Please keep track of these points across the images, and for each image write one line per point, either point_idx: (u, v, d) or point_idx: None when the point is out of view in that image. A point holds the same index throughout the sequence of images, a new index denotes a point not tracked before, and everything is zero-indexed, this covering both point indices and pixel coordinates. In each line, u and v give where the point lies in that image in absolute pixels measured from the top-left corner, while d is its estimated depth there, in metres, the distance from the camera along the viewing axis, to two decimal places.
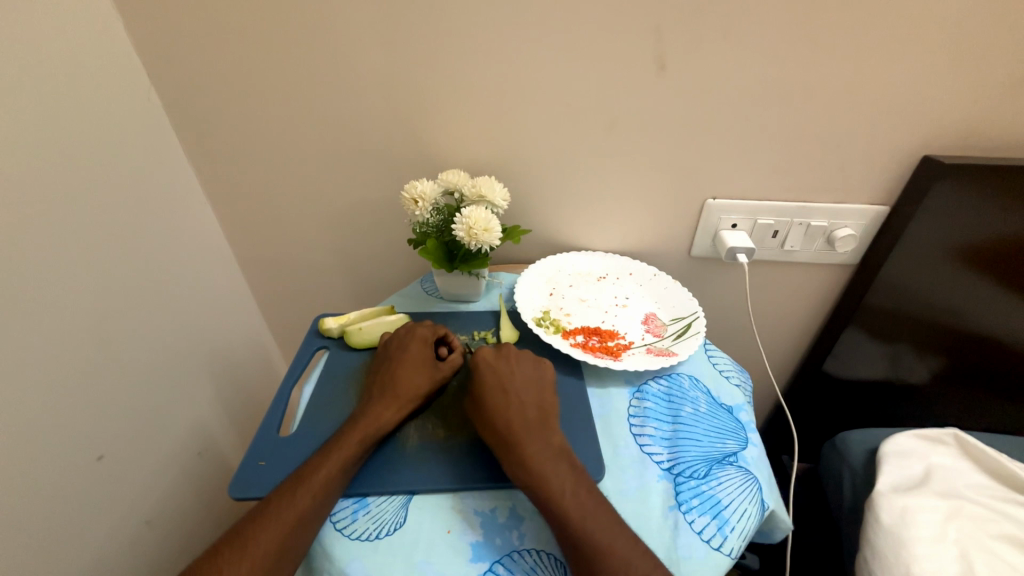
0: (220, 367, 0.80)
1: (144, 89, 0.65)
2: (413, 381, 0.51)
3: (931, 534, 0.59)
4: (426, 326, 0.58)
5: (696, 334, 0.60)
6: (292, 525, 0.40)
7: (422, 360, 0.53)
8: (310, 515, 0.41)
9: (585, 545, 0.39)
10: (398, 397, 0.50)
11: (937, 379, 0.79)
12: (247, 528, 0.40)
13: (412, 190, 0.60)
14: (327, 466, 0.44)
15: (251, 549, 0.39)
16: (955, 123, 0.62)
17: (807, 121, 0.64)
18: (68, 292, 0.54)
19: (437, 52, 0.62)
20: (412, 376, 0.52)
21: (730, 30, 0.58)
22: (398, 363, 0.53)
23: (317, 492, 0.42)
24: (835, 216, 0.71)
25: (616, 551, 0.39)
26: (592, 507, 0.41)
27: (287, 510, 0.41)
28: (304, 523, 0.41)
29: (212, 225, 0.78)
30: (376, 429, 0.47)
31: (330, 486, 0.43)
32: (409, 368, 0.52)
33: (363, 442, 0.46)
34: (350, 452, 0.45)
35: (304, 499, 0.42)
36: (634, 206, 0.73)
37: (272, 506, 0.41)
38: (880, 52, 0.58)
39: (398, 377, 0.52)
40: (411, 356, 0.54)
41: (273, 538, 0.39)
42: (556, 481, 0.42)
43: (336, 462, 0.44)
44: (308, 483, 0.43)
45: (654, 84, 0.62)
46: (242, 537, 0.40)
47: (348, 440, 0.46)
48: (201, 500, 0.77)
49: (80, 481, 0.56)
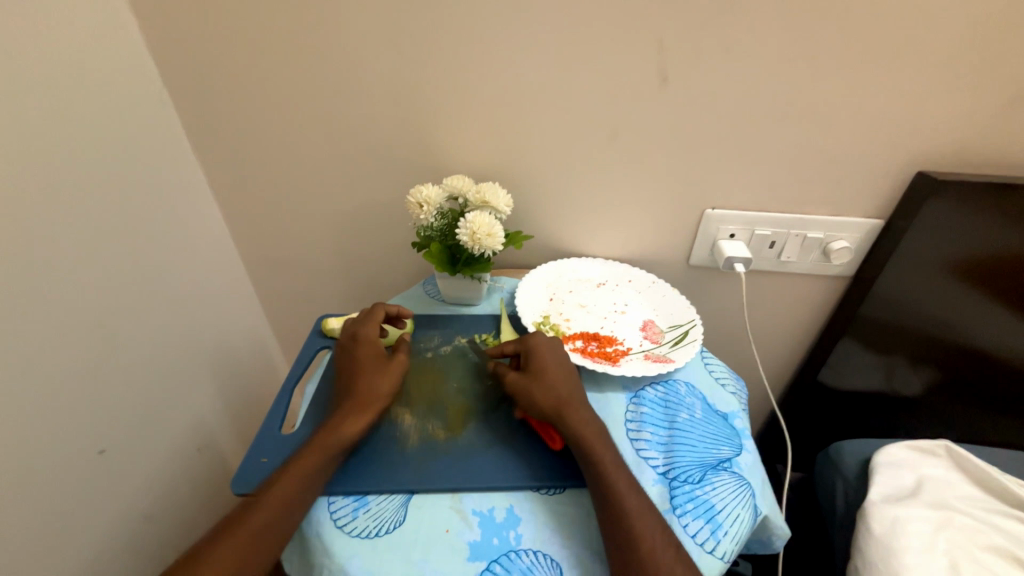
0: (222, 365, 0.81)
1: (155, 88, 0.66)
2: (371, 388, 0.51)
3: (920, 544, 0.60)
4: (370, 325, 0.59)
5: (694, 342, 0.62)
6: (252, 541, 0.41)
7: (375, 364, 0.54)
8: (270, 531, 0.42)
9: (619, 546, 0.40)
10: (357, 406, 0.50)
11: (930, 392, 0.80)
12: (207, 545, 0.41)
13: (417, 194, 0.61)
14: (287, 480, 0.44)
15: (212, 569, 0.39)
16: (947, 141, 0.63)
17: (804, 134, 0.65)
18: (73, 287, 0.55)
19: (443, 61, 0.64)
20: (368, 381, 0.52)
21: (729, 46, 0.59)
22: (352, 371, 0.54)
23: (278, 508, 0.42)
24: (831, 229, 0.72)
25: (636, 548, 0.40)
26: (608, 502, 0.42)
27: (247, 525, 0.41)
28: (265, 539, 0.41)
29: (218, 224, 0.79)
30: (339, 440, 0.47)
31: (291, 500, 0.43)
32: (366, 374, 0.52)
33: (325, 454, 0.46)
34: (311, 464, 0.45)
35: (262, 514, 0.42)
36: (635, 214, 0.75)
37: (232, 524, 0.42)
38: (875, 70, 0.60)
39: (355, 383, 0.52)
40: (364, 362, 0.54)
41: (233, 555, 0.40)
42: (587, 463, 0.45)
43: (297, 474, 0.44)
44: (269, 498, 0.43)
45: (655, 96, 0.64)
46: (204, 556, 0.40)
47: (310, 452, 0.46)
48: (200, 496, 0.77)
49: (81, 474, 0.56)
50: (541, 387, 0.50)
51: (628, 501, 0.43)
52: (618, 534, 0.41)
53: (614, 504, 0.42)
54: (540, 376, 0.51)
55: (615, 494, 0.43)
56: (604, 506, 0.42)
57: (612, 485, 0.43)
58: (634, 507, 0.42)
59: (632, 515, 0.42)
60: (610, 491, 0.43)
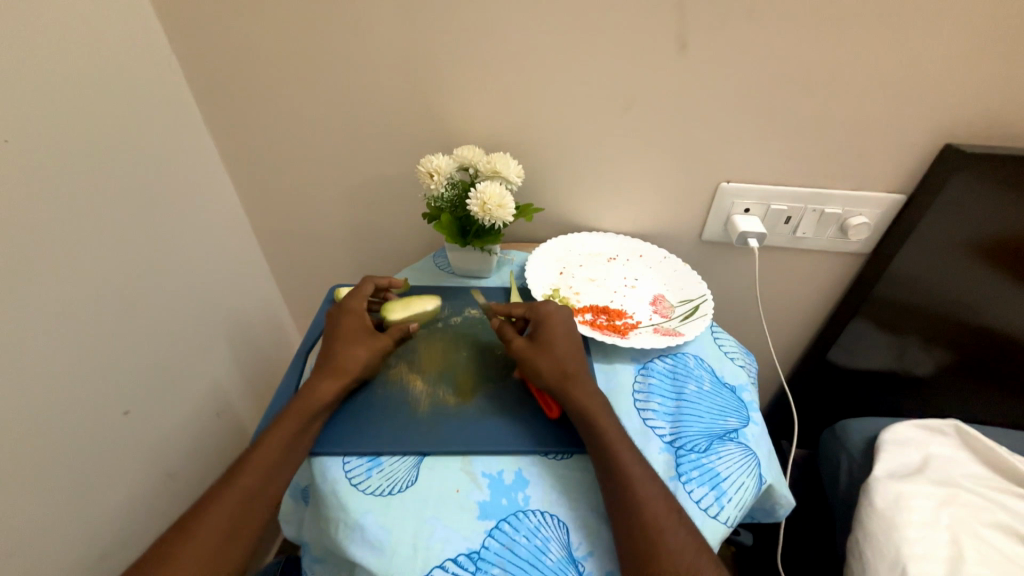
0: (237, 334, 0.83)
1: (165, 55, 0.65)
2: (346, 358, 0.51)
3: (923, 518, 0.60)
4: (358, 295, 0.57)
5: (704, 316, 0.61)
6: (240, 503, 0.42)
7: (357, 335, 0.53)
8: (254, 493, 0.43)
9: (626, 510, 0.41)
10: (331, 374, 0.50)
11: (943, 373, 0.79)
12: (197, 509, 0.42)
13: (428, 164, 0.61)
14: (268, 443, 0.45)
15: (195, 527, 0.41)
16: (979, 113, 0.61)
17: (827, 104, 0.63)
18: (91, 254, 0.56)
19: (455, 26, 0.62)
20: (346, 350, 0.52)
21: (754, 10, 0.57)
22: (333, 339, 0.53)
23: (259, 472, 0.44)
24: (850, 204, 0.70)
25: (642, 511, 0.41)
26: (616, 467, 0.43)
27: (234, 487, 0.43)
28: (252, 501, 0.43)
29: (230, 195, 0.79)
30: (314, 404, 0.48)
31: (271, 464, 0.45)
32: (343, 344, 0.52)
33: (300, 419, 0.47)
34: (288, 429, 0.46)
35: (245, 479, 0.44)
36: (648, 188, 0.74)
37: (218, 487, 0.44)
38: (908, 36, 0.57)
39: (332, 351, 0.52)
40: (344, 331, 0.53)
41: (221, 517, 0.41)
42: (593, 428, 0.46)
43: (275, 439, 0.46)
44: (250, 463, 0.44)
45: (673, 64, 0.62)
46: (190, 515, 0.42)
47: (288, 418, 0.47)
48: (219, 459, 0.81)
49: (108, 435, 0.59)
50: (544, 356, 0.50)
51: (633, 468, 0.43)
52: (624, 495, 0.42)
53: (620, 469, 0.43)
54: (549, 347, 0.51)
55: (621, 460, 0.44)
56: (606, 471, 0.43)
57: (617, 453, 0.44)
58: (638, 472, 0.43)
59: (638, 479, 0.43)
60: (617, 458, 0.44)
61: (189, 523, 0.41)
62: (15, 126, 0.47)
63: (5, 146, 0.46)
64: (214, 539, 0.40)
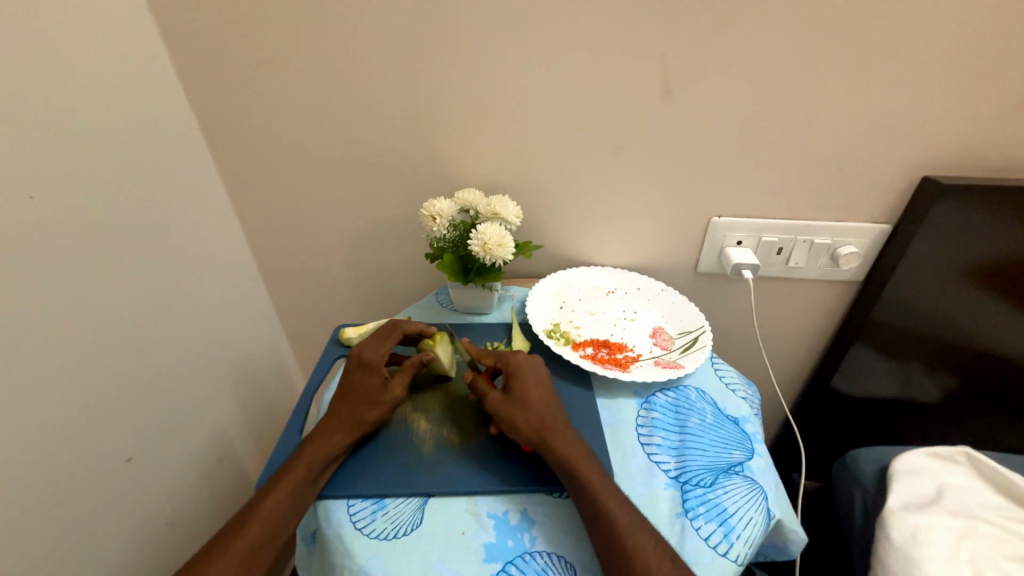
0: (241, 375, 0.83)
1: (183, 112, 0.70)
2: (362, 406, 0.51)
3: (942, 553, 0.59)
4: (376, 347, 0.56)
5: (703, 347, 0.62)
6: (245, 556, 0.42)
7: (371, 389, 0.52)
8: (260, 546, 0.43)
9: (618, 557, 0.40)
10: (344, 422, 0.50)
11: (948, 398, 0.79)
12: (198, 563, 0.42)
13: (430, 208, 0.63)
14: (276, 494, 0.45)
15: None
16: (951, 146, 0.64)
17: (807, 142, 0.66)
18: (102, 299, 0.58)
19: (454, 80, 0.67)
20: (358, 403, 0.52)
21: (729, 60, 0.62)
22: (347, 392, 0.53)
23: (267, 523, 0.44)
24: (838, 235, 0.73)
25: (639, 554, 0.41)
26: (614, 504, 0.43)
27: (241, 539, 0.43)
28: (257, 553, 0.43)
29: (238, 240, 0.82)
30: (323, 455, 0.48)
31: (278, 515, 0.44)
32: (358, 391, 0.52)
33: (309, 469, 0.47)
34: (298, 478, 0.46)
35: (253, 530, 0.43)
36: (642, 223, 0.76)
37: (225, 537, 0.43)
38: (874, 79, 0.61)
39: (345, 403, 0.52)
40: (358, 386, 0.53)
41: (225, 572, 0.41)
42: (586, 469, 0.45)
43: (285, 489, 0.46)
44: (257, 513, 0.44)
45: (659, 108, 0.66)
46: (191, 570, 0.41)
47: (299, 467, 0.47)
48: (219, 506, 0.79)
49: (109, 482, 0.58)
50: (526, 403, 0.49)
51: (624, 511, 0.43)
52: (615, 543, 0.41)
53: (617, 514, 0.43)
54: (526, 397, 0.50)
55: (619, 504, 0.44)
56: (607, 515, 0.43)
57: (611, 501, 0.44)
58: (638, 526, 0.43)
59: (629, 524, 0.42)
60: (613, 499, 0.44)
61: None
62: (41, 184, 0.51)
63: (31, 203, 0.49)
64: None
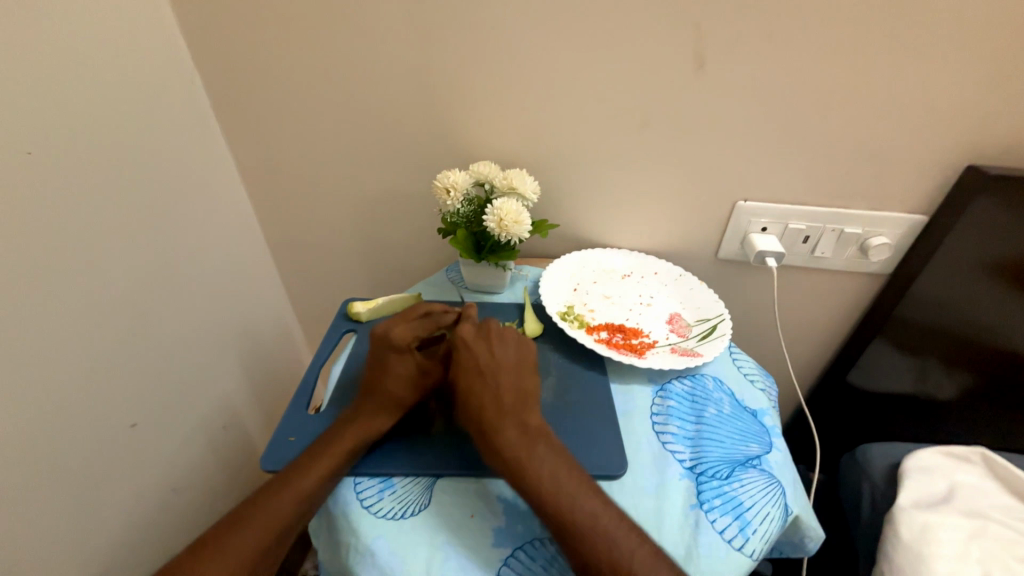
0: (246, 346, 0.82)
1: (187, 70, 0.66)
2: (399, 386, 0.49)
3: (952, 552, 0.57)
4: (396, 323, 0.51)
5: (722, 336, 0.60)
6: (282, 527, 0.42)
7: (402, 368, 0.50)
8: (296, 518, 0.43)
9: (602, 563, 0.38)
10: (383, 402, 0.49)
11: (966, 398, 0.76)
12: (232, 529, 0.41)
13: (444, 179, 0.61)
14: (317, 469, 0.44)
15: (235, 550, 0.40)
16: (1003, 134, 0.60)
17: (845, 125, 0.62)
18: (105, 264, 0.56)
19: (473, 44, 0.63)
20: (393, 383, 0.49)
21: (771, 31, 0.57)
22: (378, 374, 0.50)
23: (305, 497, 0.43)
24: (870, 224, 0.70)
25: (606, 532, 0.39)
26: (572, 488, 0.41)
27: (276, 511, 0.42)
28: (292, 524, 0.43)
29: (244, 208, 0.80)
30: (364, 432, 0.47)
31: (317, 489, 0.44)
32: (389, 370, 0.50)
33: (350, 447, 0.46)
34: (342, 454, 0.46)
35: (291, 503, 0.43)
36: (662, 204, 0.73)
37: (259, 507, 0.43)
38: (927, 56, 0.56)
39: (377, 383, 0.49)
40: (390, 368, 0.50)
41: (260, 539, 0.41)
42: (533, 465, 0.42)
43: (325, 467, 0.45)
44: (295, 486, 0.44)
45: (691, 83, 0.62)
46: (225, 537, 0.41)
47: (340, 445, 0.46)
48: (224, 473, 0.80)
49: (114, 448, 0.58)
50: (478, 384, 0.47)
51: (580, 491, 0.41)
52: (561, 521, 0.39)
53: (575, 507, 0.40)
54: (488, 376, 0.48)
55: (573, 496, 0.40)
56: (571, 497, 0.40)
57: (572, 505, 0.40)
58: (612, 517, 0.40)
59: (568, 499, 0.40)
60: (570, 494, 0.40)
61: (225, 543, 0.40)
62: (40, 139, 0.48)
63: (29, 158, 0.47)
64: (254, 557, 0.40)
